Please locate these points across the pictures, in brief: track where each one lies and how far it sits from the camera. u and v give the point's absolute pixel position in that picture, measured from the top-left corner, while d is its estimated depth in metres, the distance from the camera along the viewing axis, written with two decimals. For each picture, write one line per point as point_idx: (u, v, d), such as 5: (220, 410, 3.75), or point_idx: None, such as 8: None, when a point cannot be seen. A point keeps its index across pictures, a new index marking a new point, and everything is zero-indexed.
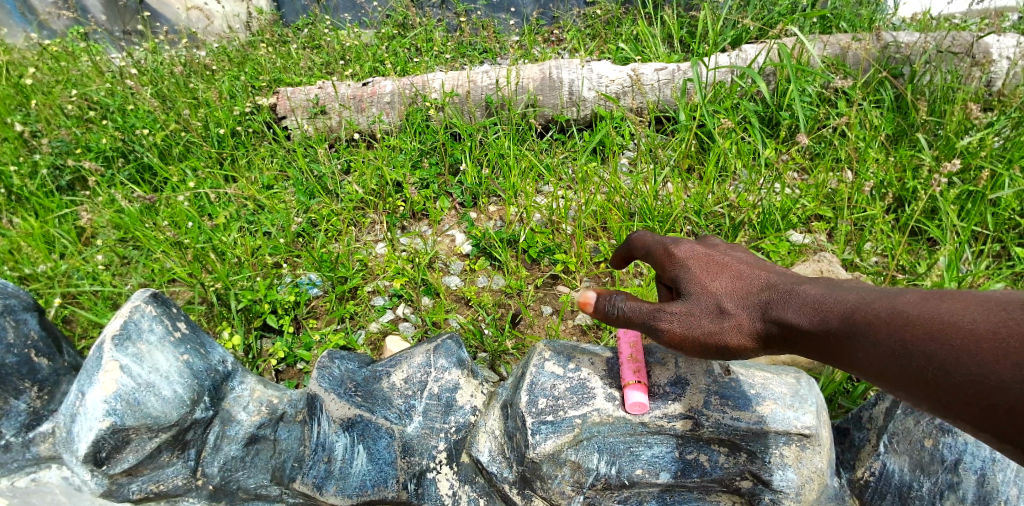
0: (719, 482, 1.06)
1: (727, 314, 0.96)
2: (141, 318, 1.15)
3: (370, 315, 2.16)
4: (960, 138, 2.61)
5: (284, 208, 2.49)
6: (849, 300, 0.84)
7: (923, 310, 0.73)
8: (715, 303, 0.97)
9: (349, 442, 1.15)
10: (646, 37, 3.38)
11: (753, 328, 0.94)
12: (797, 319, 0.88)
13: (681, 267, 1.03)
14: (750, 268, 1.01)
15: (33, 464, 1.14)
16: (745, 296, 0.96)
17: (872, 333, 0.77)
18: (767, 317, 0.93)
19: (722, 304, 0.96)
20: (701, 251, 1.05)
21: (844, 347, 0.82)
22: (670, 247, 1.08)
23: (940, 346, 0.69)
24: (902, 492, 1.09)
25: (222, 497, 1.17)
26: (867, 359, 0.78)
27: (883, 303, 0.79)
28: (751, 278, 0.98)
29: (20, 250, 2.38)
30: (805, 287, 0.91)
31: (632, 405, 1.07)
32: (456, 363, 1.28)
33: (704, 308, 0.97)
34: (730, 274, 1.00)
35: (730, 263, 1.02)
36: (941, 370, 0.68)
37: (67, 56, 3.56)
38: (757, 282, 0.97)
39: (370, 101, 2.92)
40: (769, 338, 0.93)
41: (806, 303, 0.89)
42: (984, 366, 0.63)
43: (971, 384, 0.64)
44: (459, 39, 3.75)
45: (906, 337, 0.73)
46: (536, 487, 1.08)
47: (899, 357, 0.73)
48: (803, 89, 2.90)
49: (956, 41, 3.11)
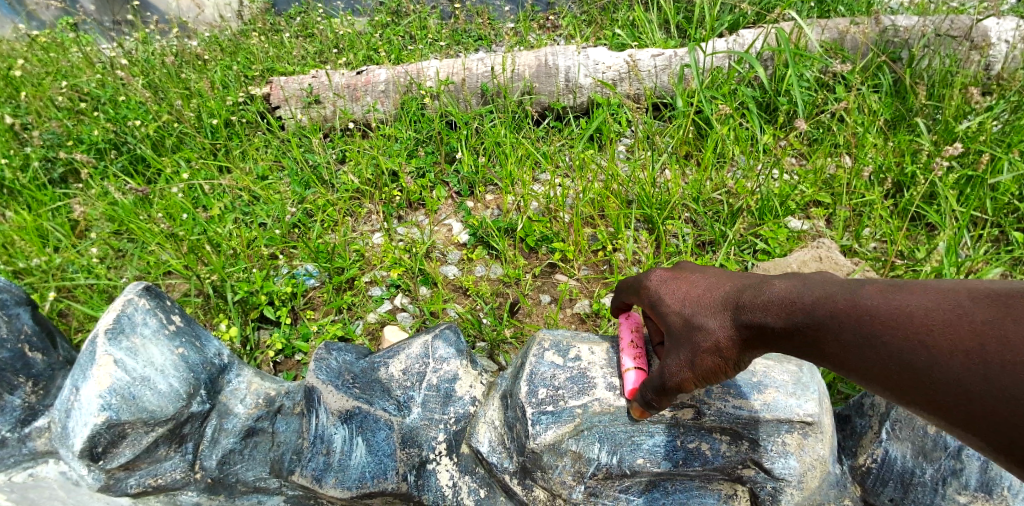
0: (720, 471, 1.05)
1: (701, 328, 0.88)
2: (134, 312, 1.14)
3: (367, 305, 2.14)
4: (959, 123, 2.60)
5: (279, 199, 2.46)
6: (819, 292, 0.77)
7: (900, 304, 0.69)
8: (688, 320, 0.90)
9: (348, 434, 1.14)
10: (643, 23, 3.34)
11: (731, 335, 0.85)
12: (770, 321, 0.81)
13: (655, 298, 1.00)
14: (716, 277, 0.94)
15: (30, 460, 1.12)
16: (713, 305, 0.89)
17: (852, 339, 0.72)
18: (738, 322, 0.85)
19: (694, 320, 0.89)
20: (668, 276, 1.01)
21: (830, 355, 0.76)
22: (642, 281, 1.05)
23: (929, 350, 0.64)
24: (904, 478, 1.09)
25: (220, 490, 1.15)
26: (859, 371, 0.72)
27: (853, 293, 0.73)
28: (718, 287, 0.91)
29: (13, 243, 2.35)
30: (768, 281, 0.84)
31: (628, 390, 1.08)
32: (455, 353, 1.28)
33: (679, 333, 0.92)
34: (698, 288, 0.94)
35: (695, 278, 0.96)
36: (933, 378, 0.63)
37: (56, 47, 3.50)
38: (724, 288, 0.90)
39: (365, 89, 2.88)
40: (753, 344, 0.85)
41: (772, 304, 0.81)
42: (977, 371, 0.59)
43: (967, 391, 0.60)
44: (453, 26, 3.70)
45: (892, 345, 0.68)
46: (537, 478, 1.07)
47: (888, 367, 0.68)
48: (802, 74, 2.88)
49: (955, 24, 3.08)
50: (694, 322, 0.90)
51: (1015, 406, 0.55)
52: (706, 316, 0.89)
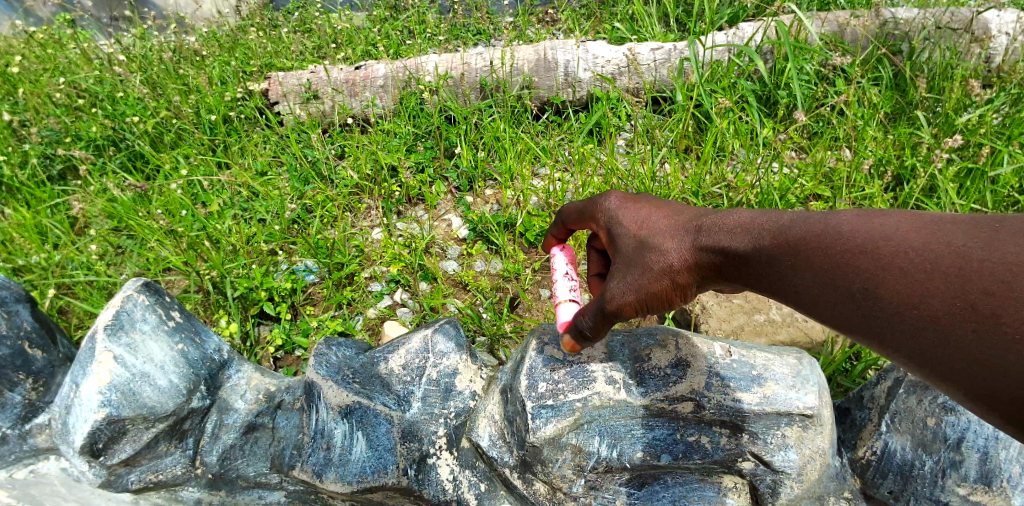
0: (720, 464, 1.06)
1: (662, 249, 1.03)
2: (134, 308, 1.14)
3: (367, 301, 2.15)
4: (960, 115, 2.59)
5: (278, 195, 2.45)
6: (776, 222, 0.93)
7: (881, 232, 0.79)
8: (652, 243, 1.05)
9: (349, 429, 1.14)
10: (642, 16, 3.33)
11: (686, 258, 1.02)
12: (730, 244, 0.96)
13: (618, 221, 1.13)
14: (679, 210, 1.09)
15: (31, 456, 1.12)
16: (678, 231, 1.04)
17: (814, 260, 0.85)
18: (697, 247, 1.01)
19: (658, 242, 1.04)
20: (633, 204, 1.14)
21: (777, 276, 0.90)
22: (604, 206, 1.18)
23: (905, 284, 0.74)
24: (904, 470, 1.09)
25: (222, 485, 1.15)
26: (811, 290, 0.86)
27: (823, 221, 0.86)
28: (682, 217, 1.07)
29: (12, 241, 2.35)
30: (732, 210, 1.00)
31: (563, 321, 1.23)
32: (455, 348, 1.27)
33: (637, 253, 1.06)
34: (662, 216, 1.08)
35: (659, 208, 1.11)
36: (899, 300, 0.75)
37: (53, 44, 3.49)
38: (687, 218, 1.06)
39: (363, 85, 2.87)
40: (700, 270, 1.02)
41: (722, 230, 0.98)
42: (946, 297, 0.70)
43: (930, 315, 0.71)
44: (452, 21, 3.69)
45: (865, 269, 0.79)
46: (537, 472, 1.07)
47: (855, 288, 0.80)
48: (802, 67, 2.86)
49: (955, 16, 3.06)
50: (649, 245, 1.05)
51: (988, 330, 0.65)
52: (668, 239, 1.04)
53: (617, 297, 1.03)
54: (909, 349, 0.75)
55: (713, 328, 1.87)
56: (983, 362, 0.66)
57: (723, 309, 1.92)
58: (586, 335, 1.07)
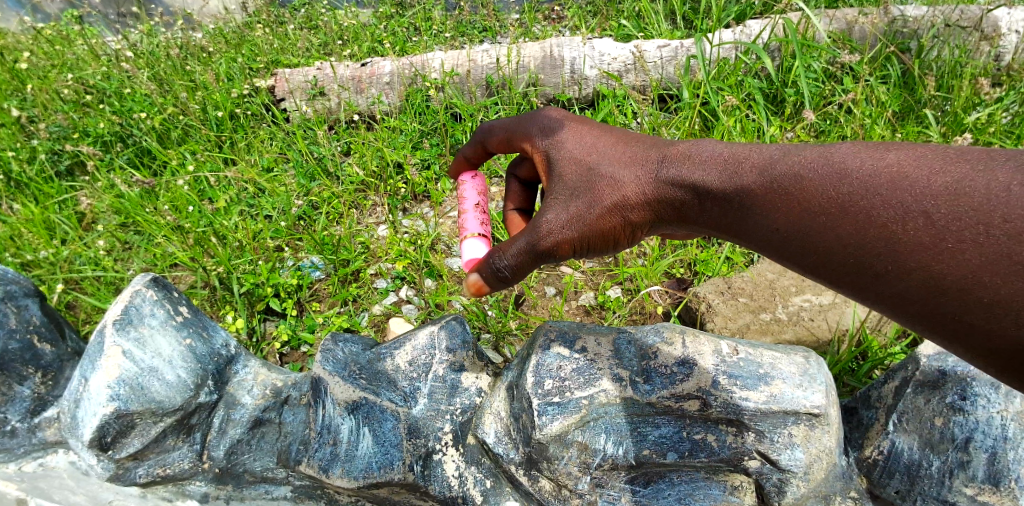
0: (726, 462, 1.06)
1: (618, 182, 1.06)
2: (142, 303, 1.15)
3: (373, 297, 2.16)
4: (968, 114, 2.58)
5: (284, 191, 2.46)
6: (744, 156, 0.96)
7: (899, 169, 0.77)
8: (606, 175, 1.08)
9: (355, 424, 1.15)
10: (649, 13, 3.32)
11: (642, 191, 1.05)
12: (698, 179, 0.99)
13: (564, 148, 1.14)
14: (631, 142, 1.12)
15: (39, 449, 1.15)
16: (637, 165, 1.07)
17: (800, 197, 0.86)
18: (655, 181, 1.04)
19: (613, 174, 1.07)
20: (583, 132, 1.15)
21: (745, 214, 0.93)
22: (552, 131, 1.18)
23: (919, 233, 0.73)
24: (911, 470, 1.09)
25: (228, 480, 1.17)
26: (794, 227, 0.86)
27: (815, 164, 0.86)
28: (639, 151, 1.09)
29: (21, 236, 2.37)
30: (696, 147, 1.03)
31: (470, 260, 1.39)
32: (461, 344, 1.26)
33: (588, 183, 1.08)
34: (617, 149, 1.11)
35: (613, 141, 1.13)
36: (911, 244, 0.73)
37: (61, 40, 3.50)
38: (642, 153, 1.09)
39: (370, 81, 2.87)
40: (653, 202, 1.05)
41: (682, 165, 1.02)
42: (972, 244, 0.68)
43: (947, 264, 0.70)
44: (458, 18, 3.68)
45: (875, 210, 0.77)
46: (543, 468, 1.07)
47: (861, 230, 0.78)
48: (809, 65, 2.85)
49: (965, 14, 3.04)
50: (601, 177, 1.08)
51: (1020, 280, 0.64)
52: (622, 172, 1.07)
53: (555, 225, 1.07)
54: (921, 306, 0.74)
55: (718, 327, 1.87)
56: (1009, 319, 0.65)
57: (729, 308, 1.91)
58: (502, 276, 1.11)
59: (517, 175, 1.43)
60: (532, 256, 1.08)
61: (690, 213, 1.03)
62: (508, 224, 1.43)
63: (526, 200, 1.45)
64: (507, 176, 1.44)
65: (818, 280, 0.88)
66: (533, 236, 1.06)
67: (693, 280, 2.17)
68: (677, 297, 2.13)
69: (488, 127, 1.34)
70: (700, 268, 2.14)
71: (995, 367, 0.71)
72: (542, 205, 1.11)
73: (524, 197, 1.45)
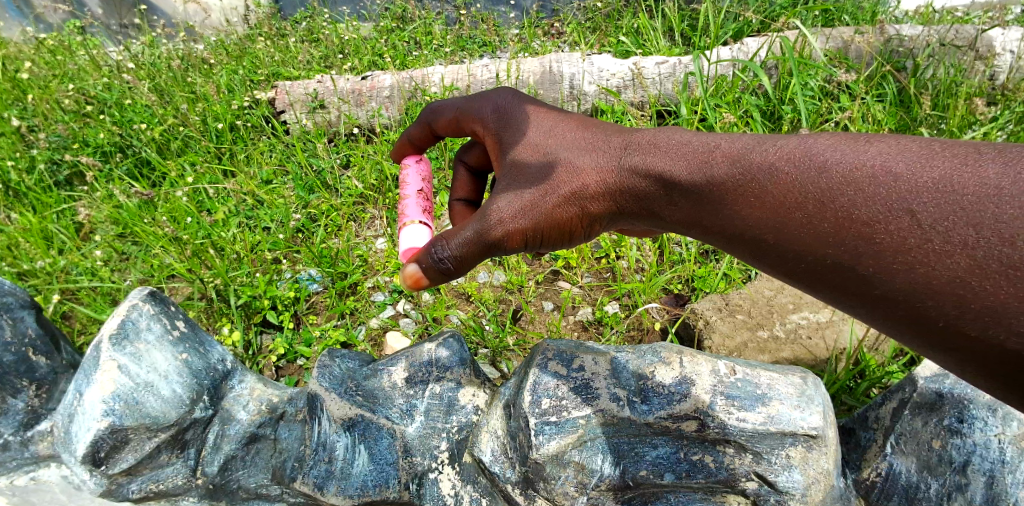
0: (723, 483, 1.05)
1: (579, 172, 1.13)
2: (139, 317, 1.14)
3: (370, 311, 2.15)
4: (964, 133, 2.61)
5: (283, 204, 2.46)
6: (702, 146, 1.00)
7: (881, 163, 0.75)
8: (569, 166, 1.14)
9: (350, 442, 1.15)
10: (647, 30, 3.36)
11: (603, 179, 1.11)
12: (661, 169, 1.03)
13: (528, 140, 1.21)
14: (594, 136, 1.18)
15: (31, 463, 1.14)
16: (601, 157, 1.13)
17: (776, 192, 0.85)
18: (616, 170, 1.10)
19: (577, 164, 1.14)
20: (547, 129, 1.22)
21: (717, 208, 0.94)
22: (520, 126, 1.24)
23: (902, 232, 0.69)
24: (909, 493, 1.08)
25: (221, 496, 1.16)
26: (764, 222, 0.86)
27: (788, 160, 0.85)
28: (602, 144, 1.15)
29: (18, 245, 2.36)
30: (658, 138, 1.08)
31: (410, 249, 1.47)
32: (458, 362, 1.26)
33: (550, 174, 1.14)
34: (582, 143, 1.17)
35: (578, 135, 1.19)
36: (894, 245, 0.70)
37: (62, 50, 3.52)
38: (606, 145, 1.14)
39: (370, 95, 2.90)
40: (614, 191, 1.10)
41: (639, 157, 1.07)
42: (960, 245, 0.64)
43: (932, 266, 0.66)
44: (458, 32, 3.73)
45: (857, 207, 0.75)
46: (540, 488, 1.06)
47: (841, 227, 0.76)
48: (806, 83, 2.88)
49: (959, 34, 3.09)
50: (559, 167, 1.14)
51: (1012, 284, 0.59)
52: (585, 163, 1.13)
53: (504, 213, 1.11)
54: (901, 308, 0.70)
55: (716, 344, 1.87)
56: (1000, 328, 0.60)
57: (727, 325, 1.91)
58: (445, 268, 1.11)
59: (466, 163, 1.53)
60: (484, 244, 1.10)
61: (647, 205, 1.08)
62: (452, 212, 1.52)
63: (472, 189, 1.54)
64: (455, 163, 1.53)
65: (798, 282, 0.85)
66: (484, 224, 1.10)
67: (690, 296, 2.17)
68: (675, 314, 2.13)
69: (436, 108, 1.42)
70: (697, 284, 2.15)
71: (984, 377, 0.66)
72: (498, 192, 1.15)
73: (471, 186, 1.54)
